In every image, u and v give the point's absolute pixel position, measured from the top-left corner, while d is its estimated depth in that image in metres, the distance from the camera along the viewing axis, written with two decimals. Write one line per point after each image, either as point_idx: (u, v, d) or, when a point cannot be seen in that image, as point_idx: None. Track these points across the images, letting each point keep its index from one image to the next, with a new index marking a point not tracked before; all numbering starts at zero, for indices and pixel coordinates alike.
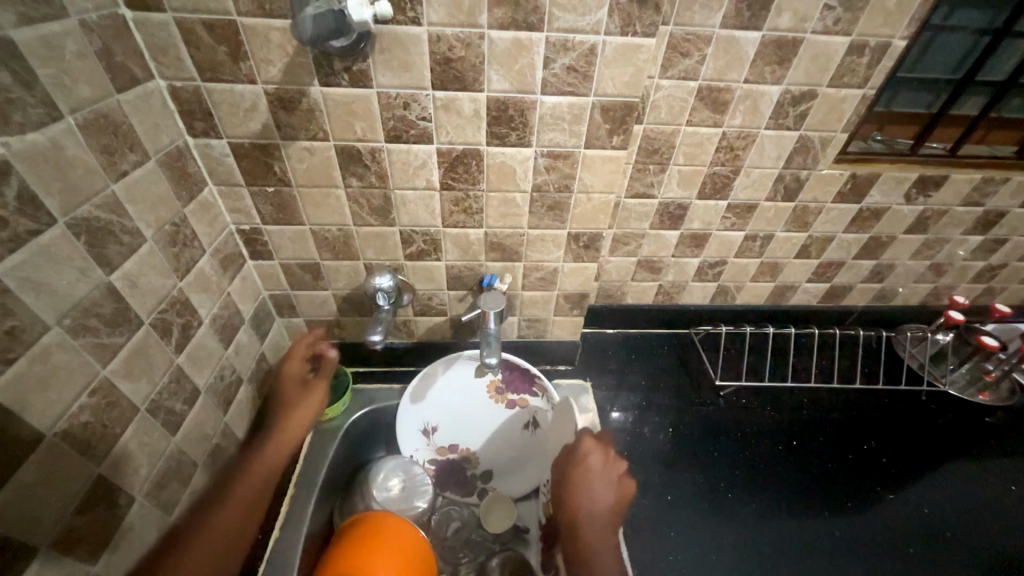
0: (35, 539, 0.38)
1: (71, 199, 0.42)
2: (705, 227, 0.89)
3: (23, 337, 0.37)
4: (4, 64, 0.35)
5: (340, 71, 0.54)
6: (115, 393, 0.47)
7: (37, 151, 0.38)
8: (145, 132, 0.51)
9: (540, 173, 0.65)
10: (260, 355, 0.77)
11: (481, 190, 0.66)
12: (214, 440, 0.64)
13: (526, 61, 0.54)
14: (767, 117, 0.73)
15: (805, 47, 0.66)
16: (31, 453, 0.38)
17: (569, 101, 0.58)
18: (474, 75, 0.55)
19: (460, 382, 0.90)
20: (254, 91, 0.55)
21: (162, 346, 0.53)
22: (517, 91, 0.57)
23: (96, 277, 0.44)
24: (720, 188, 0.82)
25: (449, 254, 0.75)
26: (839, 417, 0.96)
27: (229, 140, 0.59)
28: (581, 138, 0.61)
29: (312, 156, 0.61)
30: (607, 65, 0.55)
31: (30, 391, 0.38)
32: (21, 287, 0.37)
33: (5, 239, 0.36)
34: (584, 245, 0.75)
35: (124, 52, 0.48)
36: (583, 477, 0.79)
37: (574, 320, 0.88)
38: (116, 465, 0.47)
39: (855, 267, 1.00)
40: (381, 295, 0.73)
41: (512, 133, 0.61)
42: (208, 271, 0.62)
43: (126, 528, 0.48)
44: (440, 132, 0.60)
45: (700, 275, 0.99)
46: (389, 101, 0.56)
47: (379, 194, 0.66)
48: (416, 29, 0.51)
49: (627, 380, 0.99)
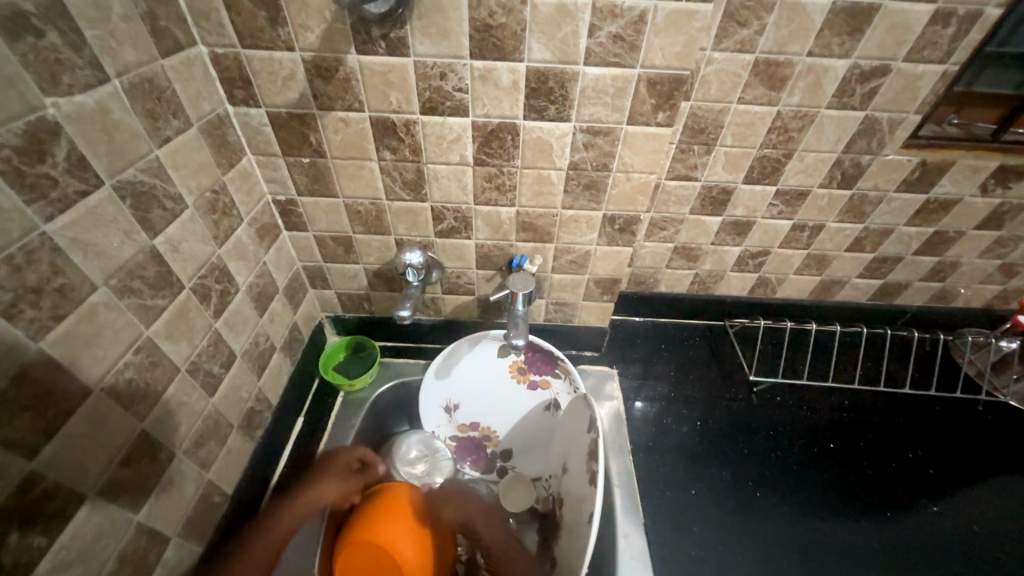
0: (84, 485, 0.41)
1: (117, 162, 0.42)
2: (750, 214, 0.84)
3: (73, 295, 0.39)
4: (54, 24, 0.36)
5: (377, 38, 0.52)
6: (158, 353, 0.48)
7: (84, 113, 0.39)
8: (188, 99, 0.51)
9: (578, 150, 0.62)
10: (293, 325, 0.79)
11: (515, 167, 0.64)
12: (249, 403, 0.66)
13: (570, 28, 0.51)
14: (830, 95, 0.67)
15: (881, 17, 0.59)
16: (80, 406, 0.40)
17: (613, 73, 0.54)
18: (514, 44, 0.52)
19: (483, 362, 0.89)
20: (291, 58, 0.54)
21: (201, 310, 0.55)
22: (559, 61, 0.54)
23: (140, 240, 0.45)
24: (770, 172, 0.77)
25: (480, 233, 0.74)
26: (881, 422, 0.90)
27: (267, 109, 0.59)
28: (624, 113, 0.58)
29: (348, 127, 0.61)
30: (657, 34, 0.51)
31: (79, 346, 0.39)
32: (71, 246, 0.38)
33: (56, 199, 0.37)
34: (620, 228, 0.72)
35: (168, 17, 0.48)
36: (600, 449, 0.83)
37: (603, 306, 0.86)
38: (159, 421, 0.49)
39: (914, 263, 0.92)
40: (410, 270, 0.72)
41: (551, 107, 0.58)
42: (246, 240, 0.63)
43: (167, 481, 0.51)
44: (476, 104, 0.58)
45: (740, 265, 0.94)
46: (425, 71, 0.55)
47: (412, 167, 0.65)
48: None
49: (655, 370, 0.97)
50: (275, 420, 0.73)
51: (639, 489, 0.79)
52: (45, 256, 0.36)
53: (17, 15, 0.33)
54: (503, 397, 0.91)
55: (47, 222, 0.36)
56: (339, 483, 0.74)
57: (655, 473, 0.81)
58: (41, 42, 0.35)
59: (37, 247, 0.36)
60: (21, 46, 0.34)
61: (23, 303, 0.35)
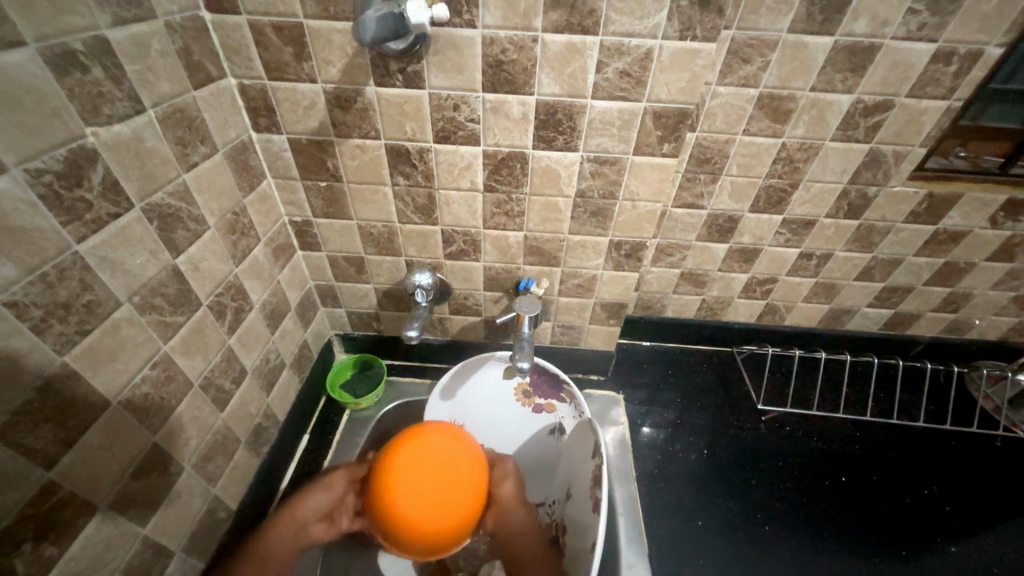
0: (96, 497, 0.42)
1: (147, 186, 0.45)
2: (756, 241, 0.84)
3: (98, 311, 0.41)
4: (99, 60, 0.39)
5: (395, 72, 0.55)
6: (174, 368, 0.50)
7: (121, 141, 0.42)
8: (215, 127, 0.54)
9: (585, 179, 0.64)
10: (303, 342, 0.80)
11: (524, 193, 0.66)
12: (257, 419, 0.67)
13: (578, 65, 0.53)
14: (834, 128, 0.68)
15: (882, 55, 0.61)
16: (98, 418, 0.41)
17: (620, 106, 0.56)
18: (524, 79, 0.55)
19: (489, 383, 0.89)
20: (314, 89, 0.57)
21: (216, 326, 0.57)
22: (567, 95, 0.56)
23: (163, 259, 0.48)
24: (776, 201, 0.78)
25: (488, 256, 0.76)
26: (895, 456, 0.88)
27: (289, 136, 0.62)
28: (630, 145, 0.60)
29: (364, 154, 0.63)
30: (662, 71, 0.53)
31: (100, 361, 0.41)
32: (100, 264, 0.40)
33: (90, 221, 0.39)
34: (626, 254, 0.73)
35: (201, 52, 0.51)
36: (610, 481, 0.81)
37: (610, 330, 0.86)
38: (170, 435, 0.50)
39: (925, 293, 0.91)
40: (420, 291, 0.74)
41: (559, 137, 0.60)
42: (262, 259, 0.66)
43: (174, 495, 0.51)
44: (487, 134, 0.60)
45: (747, 292, 0.94)
46: (439, 103, 0.57)
47: (424, 193, 0.67)
48: (471, 31, 0.52)
49: (662, 396, 0.96)
50: (281, 436, 0.74)
51: (644, 518, 0.77)
52: (75, 274, 0.38)
53: (68, 53, 0.36)
54: (508, 420, 0.91)
55: (80, 242, 0.38)
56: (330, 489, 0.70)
57: (662, 502, 0.79)
58: (86, 77, 0.38)
59: (69, 265, 0.38)
60: (68, 81, 0.36)
61: (51, 319, 0.36)
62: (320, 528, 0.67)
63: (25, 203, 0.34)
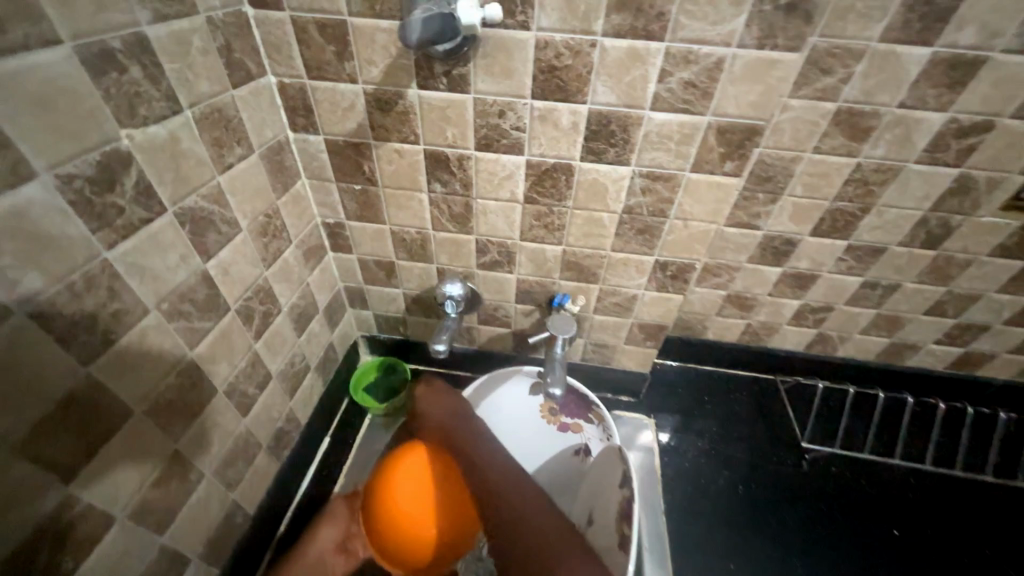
0: (115, 509, 0.41)
1: (181, 189, 0.43)
2: (814, 267, 0.77)
3: (126, 319, 0.39)
4: (137, 59, 0.37)
5: (440, 75, 0.52)
6: (199, 375, 0.49)
7: (156, 143, 0.40)
8: (253, 127, 0.53)
9: (634, 195, 0.59)
10: (329, 344, 0.79)
11: (566, 207, 0.62)
12: (279, 423, 0.66)
13: (638, 73, 0.49)
14: (919, 149, 0.61)
15: (989, 70, 0.53)
16: (121, 428, 0.40)
17: (680, 120, 0.51)
18: (578, 86, 0.50)
19: (515, 398, 0.86)
20: (354, 90, 0.54)
21: (244, 331, 0.55)
22: (623, 105, 0.51)
23: (194, 264, 0.46)
24: (842, 226, 0.71)
25: (522, 268, 0.72)
26: (950, 510, 0.81)
27: (326, 137, 0.59)
28: (688, 161, 0.55)
29: (401, 158, 0.60)
30: (732, 82, 0.48)
31: (126, 370, 0.40)
32: (129, 271, 0.39)
33: (120, 227, 0.38)
34: (672, 275, 0.68)
35: (242, 49, 0.49)
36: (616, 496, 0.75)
37: (646, 351, 0.81)
38: (192, 443, 0.49)
39: (1003, 333, 0.82)
40: (450, 302, 0.71)
41: (610, 150, 0.55)
42: (292, 262, 0.64)
43: (194, 503, 0.50)
44: (532, 143, 0.56)
45: (798, 319, 0.87)
46: (484, 108, 0.54)
47: (461, 202, 0.64)
48: (524, 34, 0.47)
49: (696, 424, 0.91)
50: (303, 440, 0.73)
51: (671, 553, 0.73)
52: (103, 282, 0.37)
53: (106, 52, 0.35)
54: (533, 437, 0.88)
55: (109, 249, 0.37)
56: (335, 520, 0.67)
57: (691, 539, 0.75)
58: (123, 76, 0.36)
59: (97, 273, 0.36)
60: (104, 81, 0.35)
61: (77, 329, 0.35)
62: (337, 561, 0.65)
63: (54, 210, 0.32)
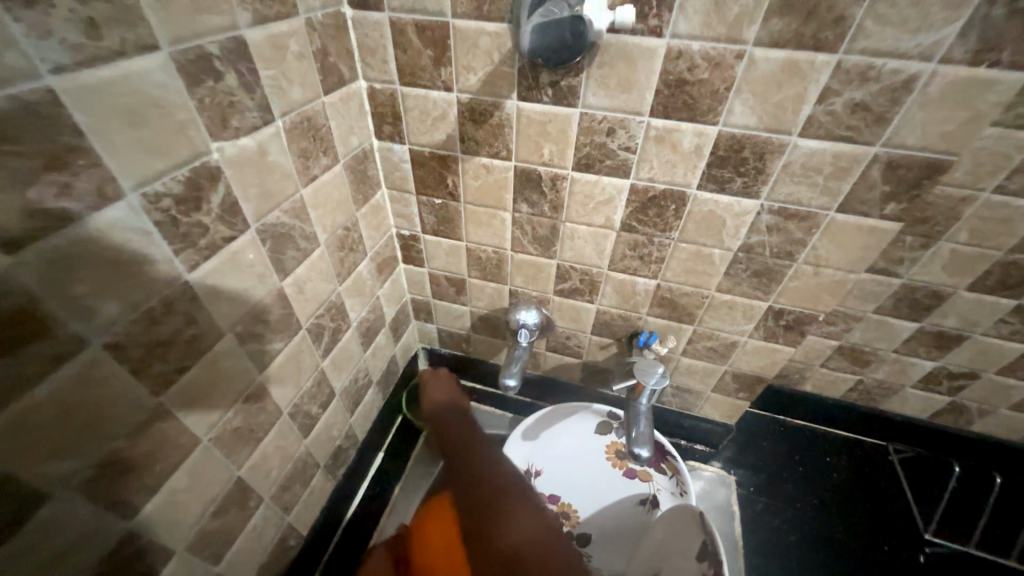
0: (173, 542, 0.38)
1: (265, 204, 0.40)
2: (965, 327, 0.63)
3: (200, 344, 0.36)
4: (233, 65, 0.34)
5: (545, 85, 0.45)
6: (266, 398, 0.46)
7: (244, 156, 0.37)
8: (340, 135, 0.49)
9: (757, 232, 0.50)
10: (391, 358, 0.76)
11: (670, 239, 0.54)
12: (337, 441, 0.63)
13: (792, 91, 0.40)
14: None
15: None
16: (187, 458, 0.38)
17: (838, 149, 0.42)
18: (711, 104, 0.42)
19: (580, 434, 0.79)
20: (447, 99, 0.49)
21: (313, 350, 0.52)
22: (765, 129, 0.42)
23: (271, 283, 0.43)
24: (1015, 283, 0.57)
25: (606, 299, 0.64)
26: None
27: (411, 147, 0.55)
28: (837, 199, 0.45)
29: (488, 174, 0.55)
30: (922, 106, 0.38)
31: (196, 397, 0.37)
32: (207, 293, 0.36)
33: (203, 246, 0.35)
34: (787, 325, 0.58)
35: (338, 53, 0.46)
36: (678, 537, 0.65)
37: (736, 402, 0.71)
38: (254, 468, 0.46)
39: None
40: (523, 331, 0.65)
41: (737, 179, 0.46)
42: (365, 275, 0.61)
43: (250, 530, 0.48)
44: (642, 166, 0.48)
45: (928, 382, 0.72)
46: (591, 125, 0.47)
47: (547, 224, 0.58)
48: (654, 41, 0.40)
49: (785, 492, 0.80)
50: (358, 456, 0.70)
51: None
52: (182, 306, 0.34)
53: (202, 58, 0.31)
54: (594, 480, 0.79)
55: (190, 271, 0.34)
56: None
57: None
58: (218, 84, 0.33)
59: (176, 297, 0.33)
60: (199, 90, 0.32)
61: (152, 357, 0.32)
62: None
63: (137, 231, 0.29)
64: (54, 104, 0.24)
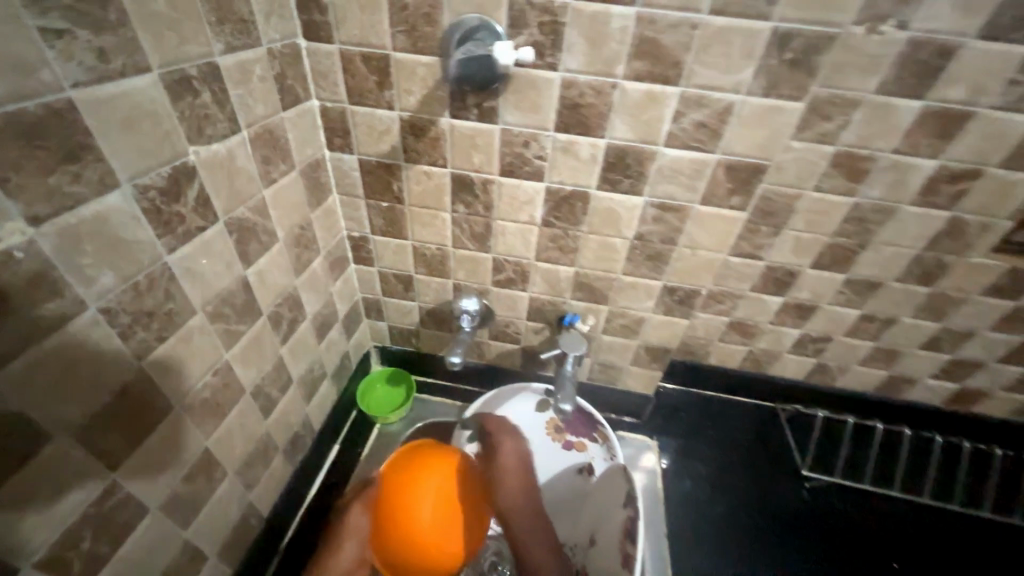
0: (148, 501, 0.42)
1: (232, 201, 0.47)
2: (815, 298, 0.81)
3: (176, 320, 0.42)
4: (209, 85, 0.41)
5: (471, 106, 0.56)
6: (231, 375, 0.51)
7: (216, 159, 0.44)
8: (296, 145, 0.57)
9: (645, 223, 0.63)
10: (344, 352, 0.82)
11: (581, 231, 0.66)
12: (295, 428, 0.68)
13: (654, 113, 0.53)
14: (914, 192, 0.65)
15: (976, 123, 0.58)
16: (162, 422, 0.43)
17: (692, 156, 0.56)
18: (598, 122, 0.55)
19: (521, 414, 0.88)
20: (391, 116, 0.59)
21: (272, 336, 0.58)
22: (639, 141, 0.55)
23: (236, 271, 0.49)
24: (841, 260, 0.74)
25: (536, 287, 0.75)
26: (924, 538, 0.87)
27: (360, 157, 0.64)
28: (698, 194, 0.59)
29: (429, 180, 0.65)
30: (742, 125, 0.52)
31: (171, 366, 0.42)
32: (183, 275, 0.42)
33: (180, 234, 0.41)
34: (679, 299, 0.71)
35: (293, 77, 0.54)
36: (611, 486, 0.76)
37: (651, 373, 0.84)
38: (220, 441, 0.51)
39: (997, 371, 0.84)
40: (466, 316, 0.76)
41: (625, 181, 0.59)
42: (319, 272, 0.67)
43: (215, 501, 0.52)
44: (553, 171, 0.60)
45: (799, 348, 0.89)
46: (510, 138, 0.58)
47: (481, 222, 0.68)
48: (552, 74, 0.52)
49: (694, 449, 0.94)
50: (314, 445, 0.75)
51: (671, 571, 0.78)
52: (162, 283, 0.40)
53: (184, 79, 0.39)
54: (537, 454, 0.89)
55: (169, 254, 0.40)
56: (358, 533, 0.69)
57: None
58: (196, 100, 0.40)
59: (157, 275, 0.39)
60: (181, 104, 0.39)
61: (136, 326, 0.38)
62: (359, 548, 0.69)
63: (128, 217, 0.36)
64: (71, 111, 0.30)
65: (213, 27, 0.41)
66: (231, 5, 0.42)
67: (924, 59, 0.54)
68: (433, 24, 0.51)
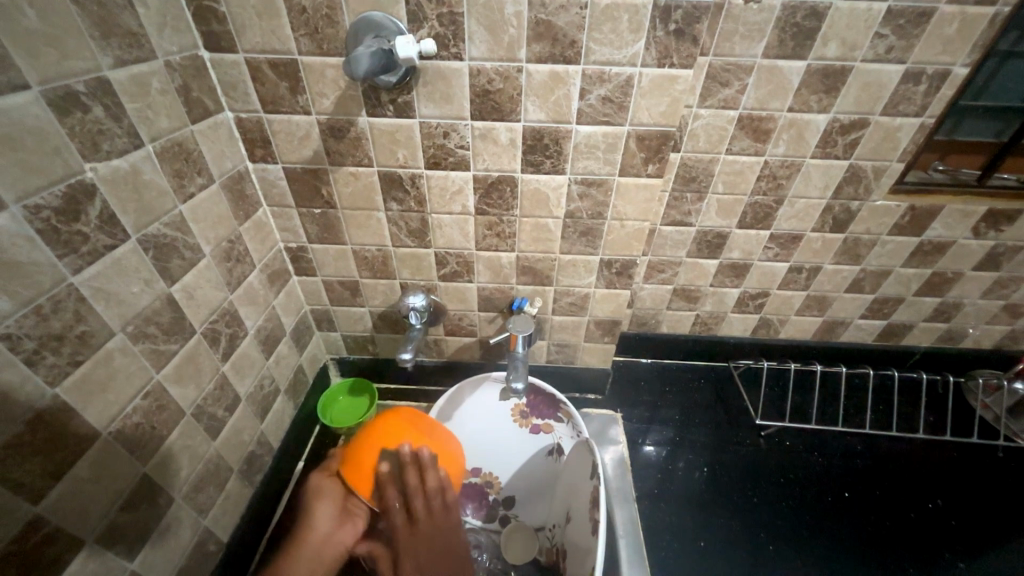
0: (83, 532, 0.41)
1: (144, 218, 0.46)
2: (746, 256, 0.85)
3: (92, 341, 0.41)
4: (100, 100, 0.41)
5: (386, 103, 0.57)
6: (166, 397, 0.50)
7: (118, 175, 0.43)
8: (212, 158, 0.56)
9: (573, 201, 0.66)
10: (298, 367, 0.80)
11: (514, 216, 0.68)
12: (250, 447, 0.67)
13: (562, 92, 0.56)
14: (813, 146, 0.70)
15: (855, 76, 0.63)
16: (89, 448, 0.41)
17: (604, 130, 0.58)
18: (512, 106, 0.57)
19: (485, 405, 0.87)
20: (308, 120, 0.59)
21: (210, 353, 0.57)
22: (552, 121, 0.58)
23: (158, 288, 0.48)
24: (763, 217, 0.79)
25: (481, 277, 0.76)
26: (896, 469, 0.87)
27: (284, 165, 0.63)
28: (616, 166, 0.62)
29: (357, 181, 0.65)
30: (643, 96, 0.55)
31: (91, 391, 0.41)
32: (94, 296, 0.41)
33: (86, 253, 0.40)
34: (617, 271, 0.74)
35: (200, 89, 0.53)
36: (580, 458, 0.76)
37: (605, 347, 0.86)
38: (161, 465, 0.50)
39: (915, 304, 0.92)
40: (413, 313, 0.74)
41: (547, 161, 0.62)
42: (257, 286, 0.67)
43: (163, 529, 0.51)
44: (477, 159, 0.62)
45: (740, 306, 0.94)
46: (430, 130, 0.59)
47: (417, 217, 0.69)
48: (458, 63, 0.54)
49: (659, 414, 0.95)
50: (275, 463, 0.74)
51: (645, 541, 0.75)
52: (69, 305, 0.39)
53: (69, 95, 0.38)
54: (504, 441, 0.87)
55: (75, 274, 0.39)
56: (327, 500, 0.66)
57: (665, 522, 0.78)
58: (87, 116, 0.39)
59: (64, 297, 0.38)
60: (69, 120, 0.38)
61: (45, 351, 0.37)
62: (344, 531, 0.63)
63: (23, 238, 0.35)
64: None
65: (97, 41, 0.40)
66: (115, 17, 0.42)
67: (799, 21, 0.59)
68: (335, 24, 0.52)
